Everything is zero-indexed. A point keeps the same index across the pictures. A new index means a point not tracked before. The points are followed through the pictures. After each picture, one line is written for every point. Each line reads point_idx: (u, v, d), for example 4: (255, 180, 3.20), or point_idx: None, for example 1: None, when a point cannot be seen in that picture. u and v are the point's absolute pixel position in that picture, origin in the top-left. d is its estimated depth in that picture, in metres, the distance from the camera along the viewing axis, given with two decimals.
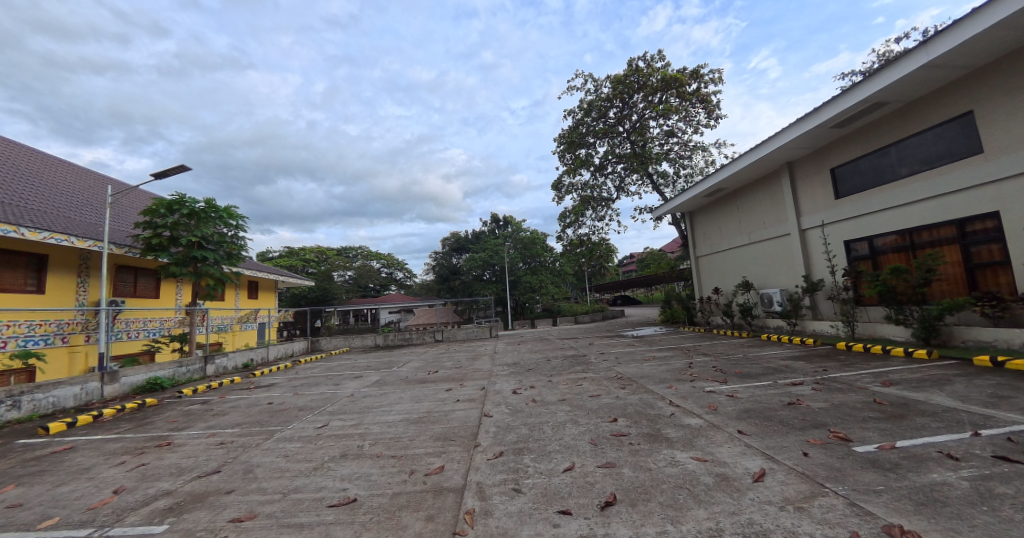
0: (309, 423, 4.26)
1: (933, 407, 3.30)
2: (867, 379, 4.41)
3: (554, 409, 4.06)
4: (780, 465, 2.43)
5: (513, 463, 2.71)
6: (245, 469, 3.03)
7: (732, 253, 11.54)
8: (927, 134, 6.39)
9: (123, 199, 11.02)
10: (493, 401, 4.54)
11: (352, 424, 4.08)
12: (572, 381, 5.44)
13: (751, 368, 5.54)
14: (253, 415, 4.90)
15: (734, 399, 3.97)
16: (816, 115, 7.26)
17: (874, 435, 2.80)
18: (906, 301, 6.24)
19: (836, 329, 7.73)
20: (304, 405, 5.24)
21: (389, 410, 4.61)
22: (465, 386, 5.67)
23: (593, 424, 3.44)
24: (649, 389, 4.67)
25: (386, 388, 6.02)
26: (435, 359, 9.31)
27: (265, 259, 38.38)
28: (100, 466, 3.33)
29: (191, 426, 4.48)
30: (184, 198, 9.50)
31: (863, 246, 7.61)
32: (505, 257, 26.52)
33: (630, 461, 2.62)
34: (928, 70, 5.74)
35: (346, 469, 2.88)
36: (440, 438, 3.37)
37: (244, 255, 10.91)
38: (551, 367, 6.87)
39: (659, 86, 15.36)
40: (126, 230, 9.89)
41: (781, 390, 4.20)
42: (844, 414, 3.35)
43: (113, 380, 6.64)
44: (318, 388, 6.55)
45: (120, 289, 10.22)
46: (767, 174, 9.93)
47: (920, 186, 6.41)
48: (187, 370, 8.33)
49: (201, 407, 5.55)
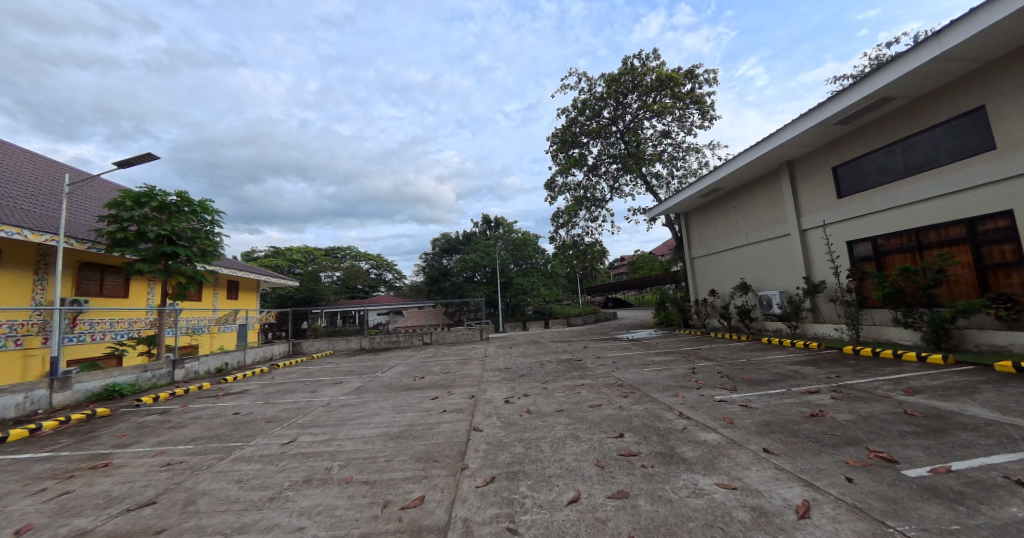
0: (273, 439, 3.77)
1: (973, 420, 2.96)
2: (888, 387, 4.07)
3: (552, 421, 3.63)
4: (824, 495, 2.04)
5: (507, 493, 2.28)
6: (187, 500, 2.54)
7: (730, 254, 11.27)
8: (935, 131, 6.19)
9: (85, 190, 10.24)
10: (483, 413, 4.10)
11: (323, 440, 3.60)
12: (569, 389, 5.02)
13: (759, 374, 5.20)
14: (214, 428, 4.36)
15: (749, 410, 3.60)
16: (821, 111, 7.02)
17: (921, 455, 2.44)
18: (914, 303, 6.00)
19: (840, 332, 7.46)
20: (273, 417, 4.71)
21: (367, 422, 4.13)
22: (453, 394, 5.21)
23: (597, 441, 3.03)
24: (654, 398, 4.27)
25: (366, 396, 5.51)
26: (423, 363, 8.84)
27: (250, 259, 37.36)
28: (14, 496, 2.79)
29: (141, 442, 3.93)
30: (154, 190, 8.94)
31: (866, 246, 7.40)
32: (496, 258, 26.15)
33: (646, 490, 2.21)
34: (942, 61, 5.50)
35: (308, 500, 2.42)
36: (422, 459, 2.91)
37: (220, 252, 10.29)
38: (545, 373, 6.47)
39: (654, 85, 15.15)
40: (88, 224, 9.14)
41: (800, 399, 3.85)
42: (875, 427, 3.00)
43: (64, 387, 6.05)
44: (292, 396, 6.02)
45: (83, 287, 9.51)
46: (766, 173, 9.71)
47: (928, 185, 6.21)
48: (153, 375, 7.72)
49: (158, 418, 4.96)
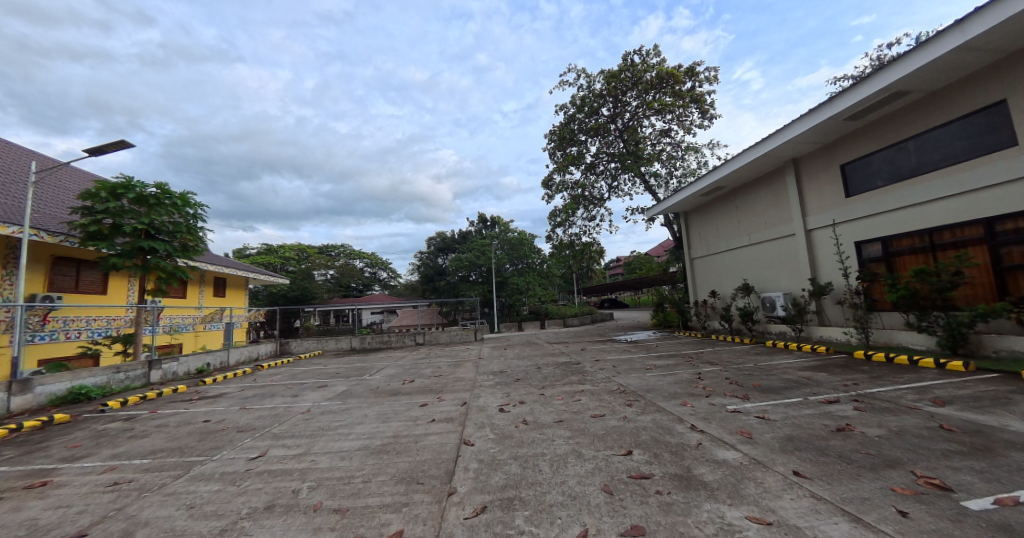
0: (241, 452, 3.38)
1: (1019, 437, 2.67)
2: (912, 397, 3.77)
3: (551, 434, 3.27)
4: (880, 535, 1.71)
5: (501, 526, 1.93)
6: (125, 530, 2.16)
7: (732, 254, 11.01)
8: (950, 127, 5.95)
9: (54, 179, 9.67)
10: (476, 422, 3.75)
11: (295, 455, 3.22)
12: (568, 396, 4.68)
13: (770, 380, 4.90)
14: (179, 438, 3.95)
15: (767, 423, 3.28)
16: (831, 104, 6.72)
17: (977, 481, 2.12)
18: (929, 306, 5.72)
19: (848, 336, 7.20)
20: (246, 425, 4.31)
21: (348, 433, 3.76)
22: (444, 400, 4.86)
23: (602, 460, 2.68)
24: (661, 407, 3.94)
25: (351, 402, 5.14)
26: (414, 365, 8.46)
27: (241, 256, 36.69)
28: None
29: (93, 455, 3.51)
30: (132, 181, 8.46)
31: (875, 247, 7.15)
32: (492, 257, 25.77)
33: (664, 525, 1.87)
34: (963, 52, 5.21)
35: (266, 533, 2.05)
36: (404, 480, 2.55)
37: (203, 248, 9.81)
38: (542, 377, 6.11)
39: (654, 82, 14.87)
40: (59, 216, 8.62)
41: (820, 410, 3.53)
42: (911, 445, 2.69)
43: (24, 390, 5.62)
44: (271, 400, 5.63)
45: (56, 283, 9.05)
46: (770, 171, 9.45)
47: (944, 183, 5.95)
48: (127, 377, 7.25)
49: (120, 426, 4.54)
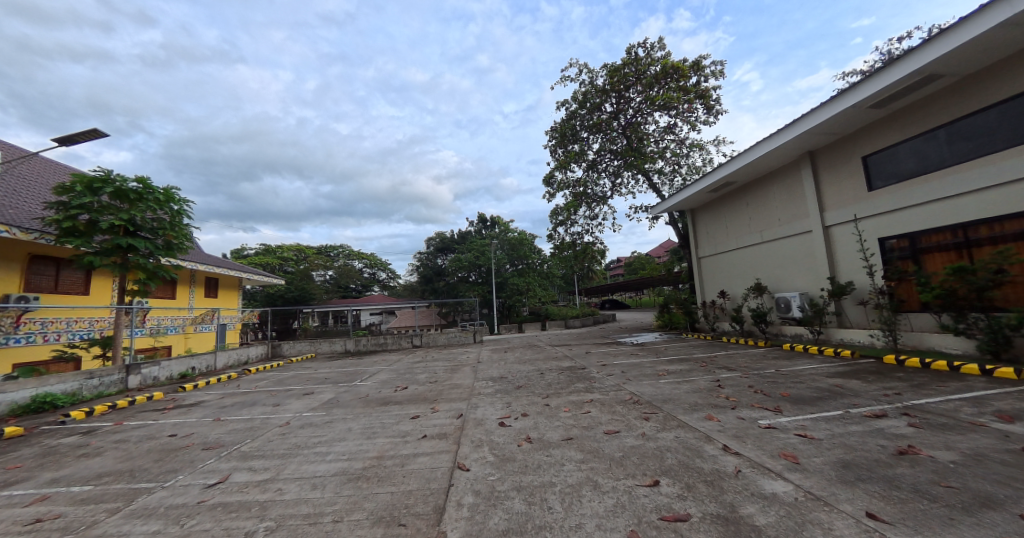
0: (198, 478, 2.90)
1: None
2: (972, 411, 3.29)
3: (560, 457, 2.79)
4: None
5: None
6: None
7: (742, 253, 10.56)
8: (987, 113, 5.50)
9: (30, 175, 9.21)
10: (472, 440, 3.29)
11: (260, 482, 2.74)
12: (575, 407, 4.20)
13: (799, 389, 4.41)
14: (135, 458, 3.45)
15: (814, 444, 2.80)
16: (855, 91, 6.25)
17: None
18: (967, 307, 5.26)
19: (873, 339, 6.74)
20: (215, 442, 3.82)
21: (326, 452, 3.28)
22: (438, 411, 4.38)
23: (624, 493, 2.21)
24: (683, 422, 3.47)
25: (335, 413, 4.66)
26: (409, 369, 7.96)
27: (238, 257, 36.23)
28: None
29: (26, 481, 3.02)
30: (112, 175, 7.98)
31: (901, 244, 6.69)
32: (492, 258, 25.29)
33: None
34: (1006, 29, 4.75)
35: None
36: (384, 522, 2.07)
37: (189, 246, 9.29)
38: (545, 384, 5.65)
39: (658, 77, 14.37)
40: (33, 212, 8.17)
41: (869, 427, 3.06)
42: (998, 474, 2.22)
43: None
44: (250, 410, 5.15)
45: (33, 282, 8.60)
46: (783, 165, 8.99)
47: (980, 174, 5.49)
48: (100, 382, 6.74)
49: (76, 441, 4.06)
